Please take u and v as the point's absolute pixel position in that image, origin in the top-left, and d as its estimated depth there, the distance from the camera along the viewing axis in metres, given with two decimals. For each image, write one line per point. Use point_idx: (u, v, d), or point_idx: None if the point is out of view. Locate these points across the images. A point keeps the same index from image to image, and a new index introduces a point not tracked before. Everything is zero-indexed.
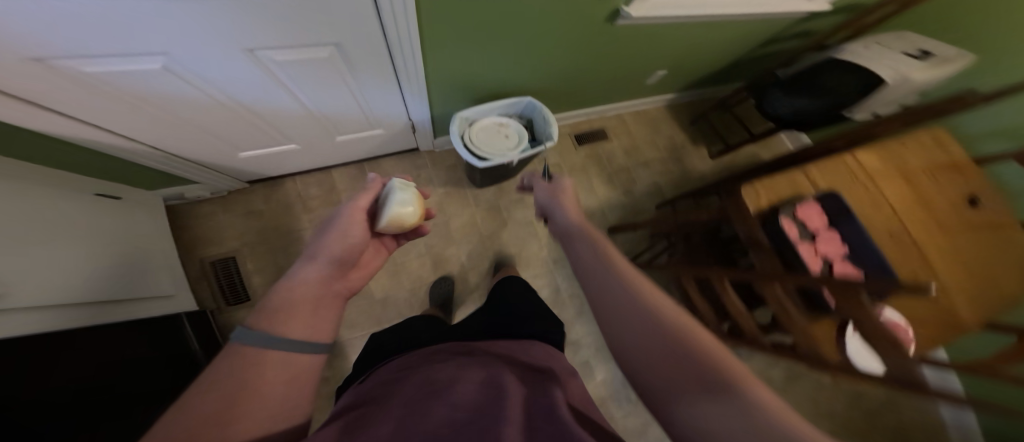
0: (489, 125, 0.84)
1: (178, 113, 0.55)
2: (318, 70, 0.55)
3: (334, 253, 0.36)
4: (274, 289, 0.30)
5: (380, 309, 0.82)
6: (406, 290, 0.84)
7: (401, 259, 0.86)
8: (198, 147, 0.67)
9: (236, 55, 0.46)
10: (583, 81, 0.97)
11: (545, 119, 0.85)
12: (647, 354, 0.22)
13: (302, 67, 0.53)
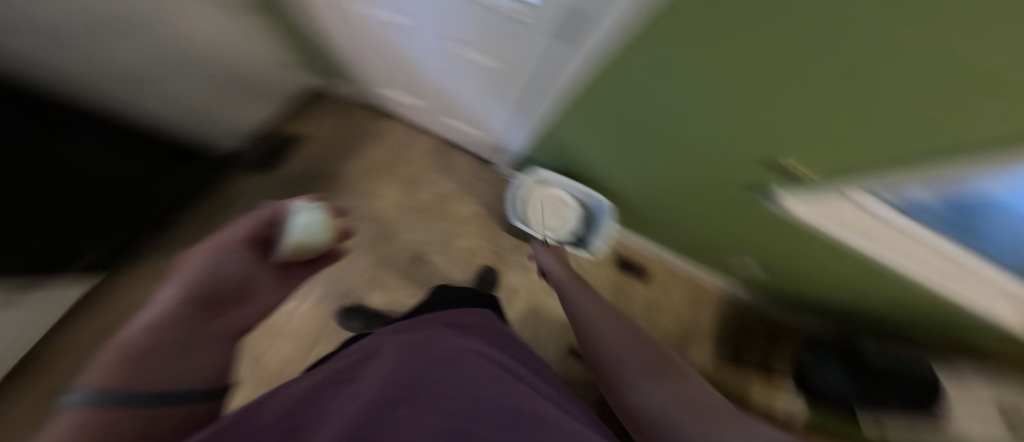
0: (553, 200, 0.92)
1: (348, 27, 0.67)
2: (492, 77, 0.64)
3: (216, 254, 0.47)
4: (97, 360, 0.31)
5: None
6: (376, 255, 0.91)
7: (397, 234, 0.95)
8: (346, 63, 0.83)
9: (440, 37, 0.58)
10: (673, 233, 0.95)
11: (601, 231, 0.93)
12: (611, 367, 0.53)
13: (477, 73, 0.65)
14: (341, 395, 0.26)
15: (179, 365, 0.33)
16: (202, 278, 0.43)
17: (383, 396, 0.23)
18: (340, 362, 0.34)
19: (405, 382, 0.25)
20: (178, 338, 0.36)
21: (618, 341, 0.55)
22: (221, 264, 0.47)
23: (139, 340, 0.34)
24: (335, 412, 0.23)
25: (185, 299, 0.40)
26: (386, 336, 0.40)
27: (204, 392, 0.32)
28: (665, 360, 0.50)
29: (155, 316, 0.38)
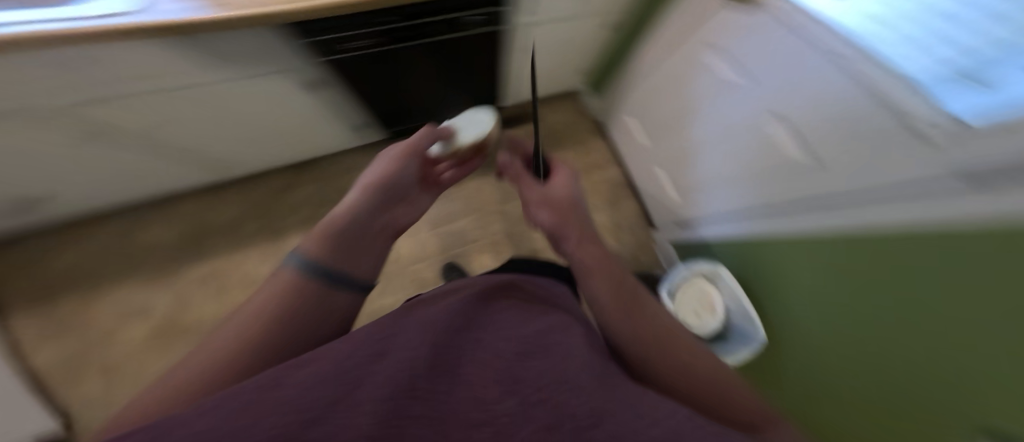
0: (702, 295, 0.91)
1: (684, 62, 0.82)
2: (773, 168, 0.67)
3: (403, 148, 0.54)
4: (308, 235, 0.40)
5: (486, 217, 1.19)
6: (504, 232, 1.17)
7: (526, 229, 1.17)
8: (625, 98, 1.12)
9: (765, 109, 0.66)
10: (803, 381, 0.69)
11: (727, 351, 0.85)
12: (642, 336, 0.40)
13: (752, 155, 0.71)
14: (464, 355, 0.22)
15: (356, 253, 0.41)
16: (388, 176, 0.50)
17: (503, 387, 0.19)
18: (455, 297, 0.30)
19: (519, 375, 0.20)
20: (365, 223, 0.44)
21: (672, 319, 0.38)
22: (406, 166, 0.52)
23: (344, 217, 0.43)
24: (471, 386, 0.19)
25: (378, 189, 0.48)
26: (497, 280, 0.36)
27: (360, 280, 0.40)
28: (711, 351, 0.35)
29: (357, 201, 0.45)
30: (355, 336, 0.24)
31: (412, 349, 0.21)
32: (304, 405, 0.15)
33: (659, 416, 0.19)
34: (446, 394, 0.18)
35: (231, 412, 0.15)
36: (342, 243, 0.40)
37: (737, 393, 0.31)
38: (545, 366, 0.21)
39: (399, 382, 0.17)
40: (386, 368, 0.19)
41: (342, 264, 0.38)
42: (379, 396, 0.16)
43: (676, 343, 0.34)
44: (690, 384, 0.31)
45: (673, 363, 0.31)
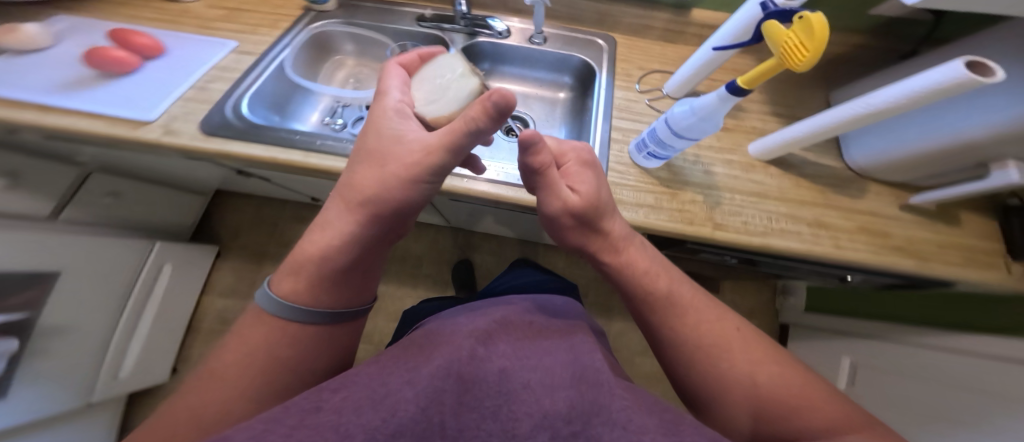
0: None
1: None
2: None
3: (374, 144, 0.38)
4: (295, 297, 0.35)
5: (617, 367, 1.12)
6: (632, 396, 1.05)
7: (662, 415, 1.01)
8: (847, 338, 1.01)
9: None
10: None
11: None
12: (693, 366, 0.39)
13: None
14: (495, 375, 0.25)
15: (335, 291, 0.37)
16: (352, 178, 0.37)
17: (537, 421, 0.21)
18: (479, 319, 0.34)
19: (553, 407, 0.22)
20: (336, 266, 0.35)
21: (734, 329, 0.41)
22: (372, 177, 0.36)
23: (309, 267, 0.35)
24: (504, 417, 0.22)
25: (355, 211, 0.35)
26: (519, 314, 0.38)
27: (359, 308, 0.41)
28: (753, 350, 0.39)
29: (328, 232, 0.36)
30: (380, 361, 0.28)
31: (440, 375, 0.23)
32: (357, 431, 0.19)
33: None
34: (476, 431, 0.21)
35: (309, 434, 0.18)
36: (328, 292, 0.36)
37: (814, 407, 0.33)
38: (580, 400, 0.23)
39: (429, 419, 0.20)
40: (415, 394, 0.22)
41: (341, 305, 0.38)
42: (415, 436, 0.19)
43: (736, 364, 0.37)
44: (764, 411, 0.34)
45: (740, 396, 0.35)
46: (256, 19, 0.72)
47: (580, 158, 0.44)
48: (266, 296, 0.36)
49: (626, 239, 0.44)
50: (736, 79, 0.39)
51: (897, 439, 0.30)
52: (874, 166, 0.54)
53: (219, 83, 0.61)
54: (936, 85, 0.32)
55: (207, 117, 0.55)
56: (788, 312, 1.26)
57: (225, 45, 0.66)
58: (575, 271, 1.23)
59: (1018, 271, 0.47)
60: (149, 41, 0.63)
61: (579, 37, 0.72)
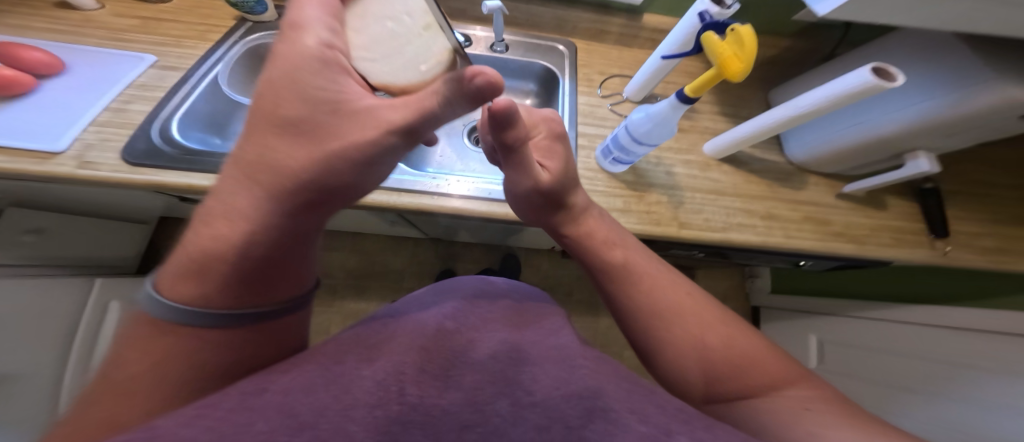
0: None
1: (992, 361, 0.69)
2: None
3: (298, 115, 0.30)
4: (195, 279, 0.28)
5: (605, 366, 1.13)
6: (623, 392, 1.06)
7: None
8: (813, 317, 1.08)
9: None
10: None
11: None
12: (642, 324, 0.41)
13: None
14: (460, 352, 0.27)
15: (261, 290, 0.31)
16: (270, 156, 0.29)
17: (495, 390, 0.24)
18: (449, 301, 0.35)
19: (511, 377, 0.26)
20: (263, 263, 0.30)
21: (687, 294, 0.42)
22: (308, 158, 0.29)
23: (219, 269, 0.28)
24: (465, 387, 0.24)
25: (280, 194, 0.29)
26: (490, 290, 0.39)
27: (300, 297, 0.34)
28: (703, 310, 0.40)
29: (239, 228, 0.29)
30: (348, 337, 0.29)
31: (400, 356, 0.25)
32: (305, 409, 0.20)
33: (651, 413, 0.24)
34: (436, 398, 0.23)
35: (251, 413, 0.19)
36: (252, 291, 0.30)
37: (755, 365, 0.36)
38: (538, 371, 0.26)
39: (387, 388, 0.22)
40: (373, 372, 0.23)
41: (272, 299, 0.31)
42: (370, 403, 0.21)
43: (688, 330, 0.38)
44: (715, 371, 0.36)
45: (692, 362, 0.37)
46: (177, 29, 0.66)
47: (550, 131, 0.44)
48: (154, 304, 0.27)
49: (585, 214, 0.46)
50: (683, 88, 0.42)
51: (799, 382, 0.36)
52: (812, 159, 0.58)
53: (140, 103, 0.56)
54: (849, 89, 0.38)
55: (127, 141, 0.50)
56: (756, 294, 1.30)
57: (142, 59, 0.60)
58: (557, 271, 1.22)
59: (948, 249, 0.53)
60: (43, 57, 0.56)
61: (541, 43, 0.73)
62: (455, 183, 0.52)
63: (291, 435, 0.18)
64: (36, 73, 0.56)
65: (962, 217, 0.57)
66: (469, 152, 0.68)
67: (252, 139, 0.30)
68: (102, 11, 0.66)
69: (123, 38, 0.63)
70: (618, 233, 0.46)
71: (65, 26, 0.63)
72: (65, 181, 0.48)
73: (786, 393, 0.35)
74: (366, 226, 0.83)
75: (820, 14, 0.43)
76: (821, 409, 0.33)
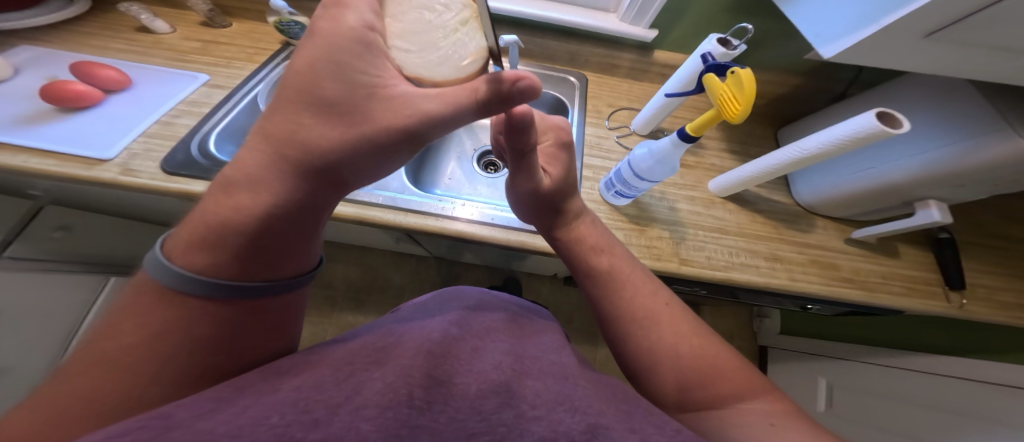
0: None
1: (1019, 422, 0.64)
2: None
3: (337, 95, 0.27)
4: (211, 247, 0.28)
5: None
6: None
7: None
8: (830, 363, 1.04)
9: None
10: None
11: None
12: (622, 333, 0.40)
13: None
14: (463, 359, 0.27)
15: (271, 264, 0.31)
16: (302, 135, 0.27)
17: (500, 399, 0.23)
18: (451, 310, 0.35)
19: (515, 388, 0.24)
20: (279, 233, 0.30)
21: (664, 303, 0.40)
22: (341, 140, 0.28)
23: (235, 240, 0.28)
24: (470, 394, 0.23)
25: (304, 171, 0.28)
26: (491, 303, 0.39)
27: (303, 276, 0.34)
28: (687, 322, 0.39)
29: (260, 198, 0.28)
30: (356, 345, 0.29)
31: (409, 358, 0.25)
32: (318, 407, 0.20)
33: (649, 431, 0.23)
34: (444, 403, 0.22)
35: (267, 410, 0.19)
36: (263, 263, 0.30)
37: (727, 375, 0.35)
38: (540, 385, 0.25)
39: (397, 391, 0.21)
40: (382, 375, 0.23)
41: (278, 274, 0.32)
42: (381, 404, 0.20)
43: (664, 337, 0.38)
44: (686, 377, 0.35)
45: (667, 368, 0.36)
46: (231, 52, 0.71)
47: (557, 139, 0.45)
48: (161, 271, 0.27)
49: (582, 225, 0.46)
50: (684, 127, 0.43)
51: (784, 400, 0.34)
52: (823, 203, 0.57)
53: (187, 118, 0.59)
54: (854, 133, 0.39)
55: (170, 152, 0.53)
56: (765, 334, 1.23)
57: (196, 78, 0.65)
58: (558, 298, 1.21)
59: (964, 302, 0.51)
60: (115, 75, 0.61)
61: (553, 75, 0.75)
62: (462, 207, 0.53)
63: (305, 429, 0.18)
64: (105, 88, 0.61)
65: (980, 270, 0.55)
66: (477, 176, 0.70)
67: (281, 111, 0.28)
68: (174, 34, 0.72)
69: (186, 59, 0.68)
70: (612, 243, 0.46)
71: (138, 47, 0.68)
72: (104, 186, 0.51)
73: (750, 405, 0.33)
74: (371, 241, 0.84)
75: (826, 56, 0.45)
76: (785, 425, 0.30)
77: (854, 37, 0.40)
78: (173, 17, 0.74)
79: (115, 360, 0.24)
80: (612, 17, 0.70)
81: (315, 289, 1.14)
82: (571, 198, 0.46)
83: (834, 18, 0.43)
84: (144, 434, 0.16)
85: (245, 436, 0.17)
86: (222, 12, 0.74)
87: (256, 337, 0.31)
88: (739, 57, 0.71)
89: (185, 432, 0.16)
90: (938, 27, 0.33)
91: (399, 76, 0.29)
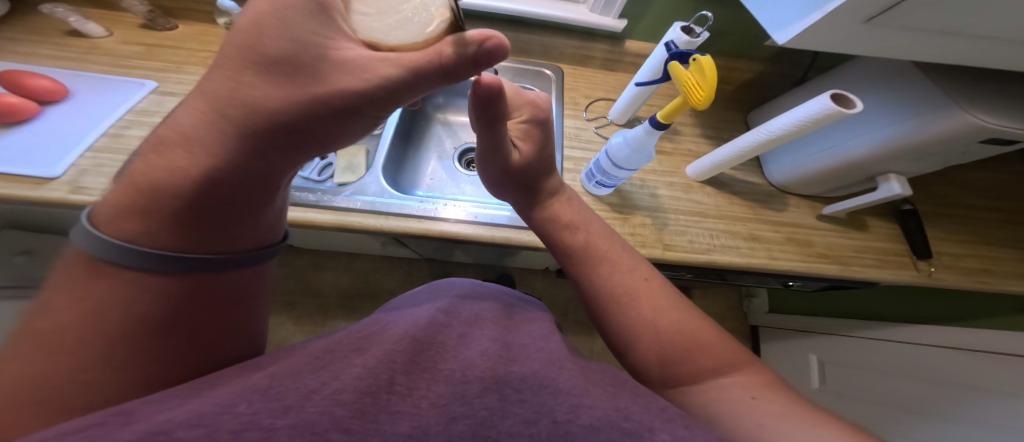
0: None
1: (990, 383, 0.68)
2: None
3: (282, 51, 0.25)
4: (150, 214, 0.27)
5: None
6: None
7: None
8: (815, 336, 1.08)
9: None
10: None
11: None
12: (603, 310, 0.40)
13: None
14: (449, 347, 0.27)
15: (213, 232, 0.30)
16: (241, 93, 0.26)
17: (484, 384, 0.23)
18: (440, 298, 0.35)
19: (501, 375, 0.24)
20: (215, 199, 0.28)
21: (643, 279, 0.41)
22: (281, 101, 0.26)
23: (168, 202, 0.27)
24: (452, 380, 0.23)
25: (242, 133, 0.27)
26: (473, 288, 0.39)
27: (253, 252, 0.34)
28: (676, 304, 0.39)
29: (198, 159, 0.27)
30: (344, 332, 0.29)
31: (391, 345, 0.25)
32: (290, 393, 0.20)
33: (634, 410, 0.23)
34: (425, 390, 0.22)
35: (235, 398, 0.19)
36: (204, 229, 0.29)
37: (701, 350, 0.36)
38: (527, 370, 0.25)
39: (378, 376, 0.22)
40: (363, 361, 0.23)
41: (225, 247, 0.31)
42: (359, 390, 0.21)
43: (641, 312, 0.38)
44: (665, 352, 0.36)
45: (645, 342, 0.37)
46: (179, 56, 0.68)
47: (531, 116, 0.44)
48: (89, 240, 0.26)
49: (555, 205, 0.46)
50: (655, 115, 0.43)
51: (762, 370, 0.35)
52: (794, 182, 0.59)
53: (138, 128, 0.57)
54: (813, 114, 0.40)
55: (124, 166, 0.51)
56: (754, 314, 1.26)
57: (144, 86, 0.62)
58: (552, 291, 1.21)
59: (932, 270, 0.53)
60: (48, 84, 0.57)
61: (529, 68, 0.75)
62: (444, 208, 0.52)
63: (274, 415, 0.18)
64: (40, 99, 0.57)
65: (945, 238, 0.58)
66: (460, 175, 0.69)
67: (221, 69, 0.27)
68: (111, 38, 0.68)
69: (127, 65, 0.65)
70: (591, 223, 0.45)
71: (71, 52, 0.65)
72: (54, 206, 0.48)
73: (731, 378, 0.34)
74: (357, 246, 0.83)
75: (780, 41, 0.45)
76: (767, 397, 0.31)
77: (803, 23, 0.40)
78: (107, 20, 0.70)
79: (59, 342, 0.24)
80: (581, 9, 0.70)
81: (304, 299, 1.11)
82: (543, 176, 0.46)
83: (784, 4, 0.44)
84: (96, 431, 0.16)
85: (206, 426, 0.16)
86: (164, 14, 0.71)
87: (213, 321, 0.30)
88: (709, 47, 0.72)
89: (141, 426, 0.16)
90: (875, 13, 0.34)
91: (354, 41, 0.27)
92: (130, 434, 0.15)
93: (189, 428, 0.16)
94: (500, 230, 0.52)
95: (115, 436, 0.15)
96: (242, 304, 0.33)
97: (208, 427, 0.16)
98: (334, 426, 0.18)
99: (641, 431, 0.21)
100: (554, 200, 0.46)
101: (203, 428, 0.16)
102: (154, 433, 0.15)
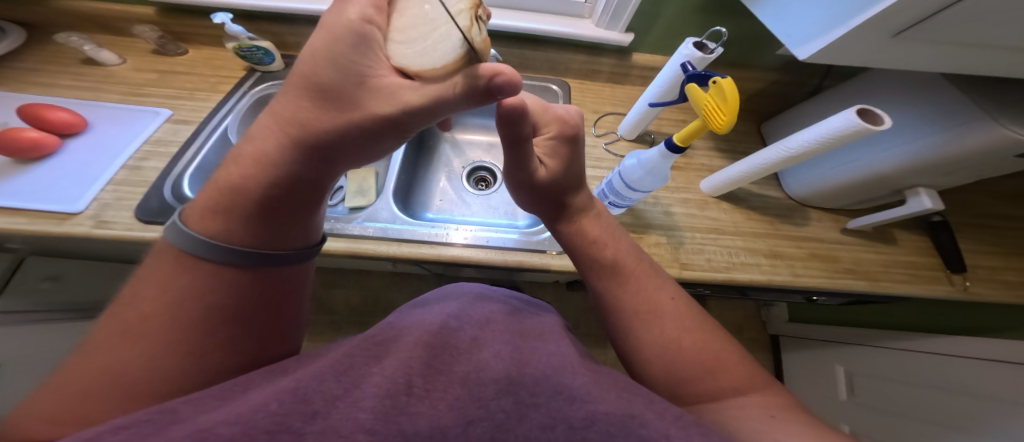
0: None
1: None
2: None
3: (328, 80, 0.26)
4: (221, 213, 0.30)
5: None
6: None
7: None
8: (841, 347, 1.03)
9: None
10: None
11: None
12: (625, 323, 0.39)
13: None
14: (462, 350, 0.26)
15: (280, 231, 0.32)
16: (302, 117, 0.27)
17: (500, 387, 0.22)
18: (450, 302, 0.34)
19: (516, 376, 0.23)
20: (283, 202, 0.31)
21: (669, 298, 0.40)
22: (328, 125, 0.27)
23: (245, 206, 0.30)
24: (469, 382, 0.22)
25: (298, 149, 0.28)
26: (495, 293, 0.39)
27: (303, 249, 0.35)
28: (706, 325, 0.38)
29: (265, 172, 0.29)
30: (358, 337, 0.28)
31: (407, 352, 0.24)
32: (318, 397, 0.20)
33: (648, 417, 0.21)
34: (442, 393, 0.22)
35: (266, 399, 0.19)
36: (271, 230, 0.32)
37: (719, 368, 0.34)
38: (539, 374, 0.24)
39: (396, 380, 0.21)
40: (382, 368, 0.23)
41: (276, 244, 0.32)
42: (380, 394, 0.20)
43: (667, 330, 0.37)
44: (673, 371, 0.34)
45: (667, 362, 0.35)
46: (190, 82, 0.70)
47: (559, 133, 0.42)
48: (179, 235, 0.29)
49: (586, 221, 0.45)
50: (672, 138, 0.43)
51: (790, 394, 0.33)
52: (814, 195, 0.57)
53: (154, 160, 0.58)
54: (839, 131, 0.39)
55: (142, 199, 0.52)
56: (773, 322, 1.23)
57: (158, 114, 0.64)
58: (563, 304, 1.20)
59: (968, 284, 0.51)
60: (68, 116, 0.59)
61: (536, 84, 0.75)
62: (455, 233, 0.52)
63: (304, 420, 0.18)
64: (59, 132, 0.59)
65: (978, 250, 0.55)
66: (469, 194, 0.69)
67: (287, 94, 0.28)
68: (123, 65, 0.71)
69: (139, 93, 0.67)
70: (619, 239, 0.45)
71: (87, 82, 0.67)
72: (78, 240, 0.50)
73: (719, 395, 0.32)
74: (368, 264, 0.84)
75: (801, 57, 0.45)
76: (757, 416, 0.29)
77: (826, 38, 0.40)
78: (118, 46, 0.74)
79: (131, 328, 0.26)
80: (588, 24, 0.70)
81: (315, 316, 1.11)
82: (571, 190, 0.45)
83: (804, 20, 0.43)
84: (146, 428, 0.16)
85: (243, 423, 0.16)
86: (174, 39, 0.74)
87: (258, 320, 0.31)
88: (717, 58, 0.72)
89: (186, 425, 0.17)
90: (903, 26, 0.33)
91: (388, 67, 0.27)
92: (178, 432, 0.16)
93: (228, 425, 0.16)
94: (513, 255, 0.51)
95: (165, 433, 0.16)
96: (283, 302, 0.34)
97: (246, 425, 0.16)
98: (359, 427, 0.18)
99: (656, 436, 0.20)
100: (581, 217, 0.46)
101: (241, 426, 0.16)
102: (198, 430, 0.16)
